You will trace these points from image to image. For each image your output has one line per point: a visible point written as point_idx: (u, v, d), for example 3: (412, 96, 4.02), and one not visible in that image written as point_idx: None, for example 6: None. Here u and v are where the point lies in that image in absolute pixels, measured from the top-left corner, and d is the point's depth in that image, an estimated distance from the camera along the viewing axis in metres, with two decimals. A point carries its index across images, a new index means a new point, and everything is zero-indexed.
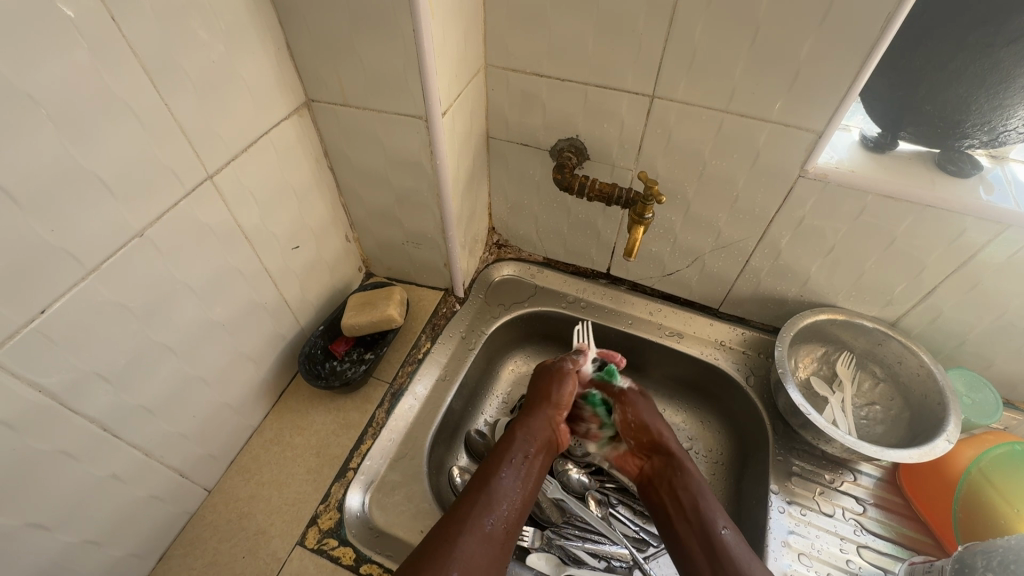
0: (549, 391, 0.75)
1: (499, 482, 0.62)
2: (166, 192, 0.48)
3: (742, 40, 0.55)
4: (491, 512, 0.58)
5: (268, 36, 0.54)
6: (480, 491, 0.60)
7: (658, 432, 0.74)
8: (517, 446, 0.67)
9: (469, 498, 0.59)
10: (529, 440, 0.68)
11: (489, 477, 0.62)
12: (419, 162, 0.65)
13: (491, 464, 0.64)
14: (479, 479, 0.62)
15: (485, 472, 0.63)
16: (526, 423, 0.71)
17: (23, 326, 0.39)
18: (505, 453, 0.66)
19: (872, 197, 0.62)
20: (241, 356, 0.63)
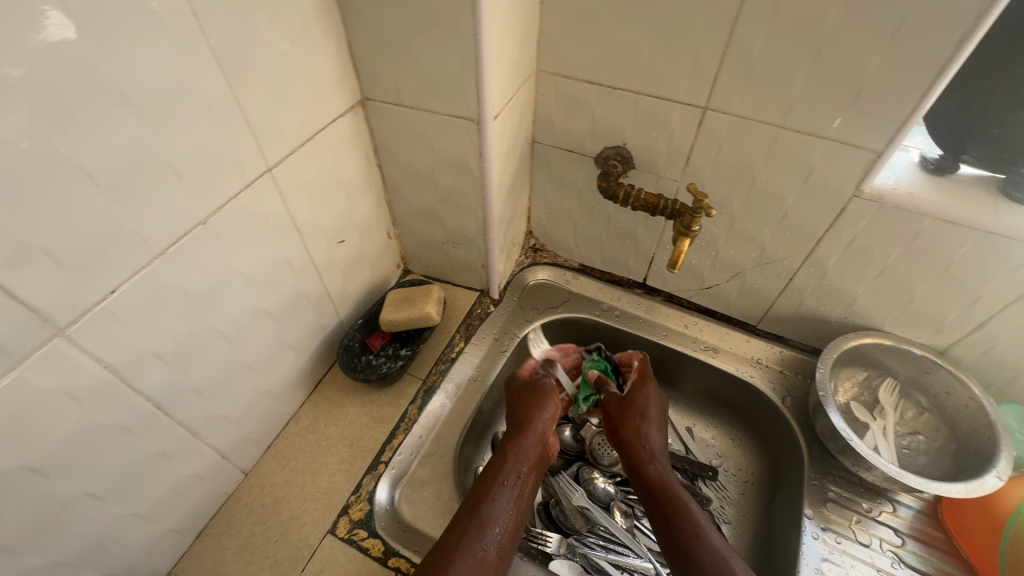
0: (534, 401, 0.71)
1: (491, 505, 0.58)
2: (230, 182, 0.49)
3: (804, 55, 0.54)
4: (485, 540, 0.54)
5: (331, 36, 0.56)
6: (473, 516, 0.56)
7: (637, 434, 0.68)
8: (510, 466, 0.63)
9: (460, 523, 0.56)
10: (521, 459, 0.64)
11: (481, 500, 0.58)
12: (466, 163, 0.65)
13: (481, 486, 0.60)
14: (470, 499, 0.59)
15: (475, 495, 0.59)
16: (516, 440, 0.66)
17: (96, 304, 0.41)
18: (495, 472, 0.62)
19: (929, 221, 0.60)
20: (284, 344, 0.65)
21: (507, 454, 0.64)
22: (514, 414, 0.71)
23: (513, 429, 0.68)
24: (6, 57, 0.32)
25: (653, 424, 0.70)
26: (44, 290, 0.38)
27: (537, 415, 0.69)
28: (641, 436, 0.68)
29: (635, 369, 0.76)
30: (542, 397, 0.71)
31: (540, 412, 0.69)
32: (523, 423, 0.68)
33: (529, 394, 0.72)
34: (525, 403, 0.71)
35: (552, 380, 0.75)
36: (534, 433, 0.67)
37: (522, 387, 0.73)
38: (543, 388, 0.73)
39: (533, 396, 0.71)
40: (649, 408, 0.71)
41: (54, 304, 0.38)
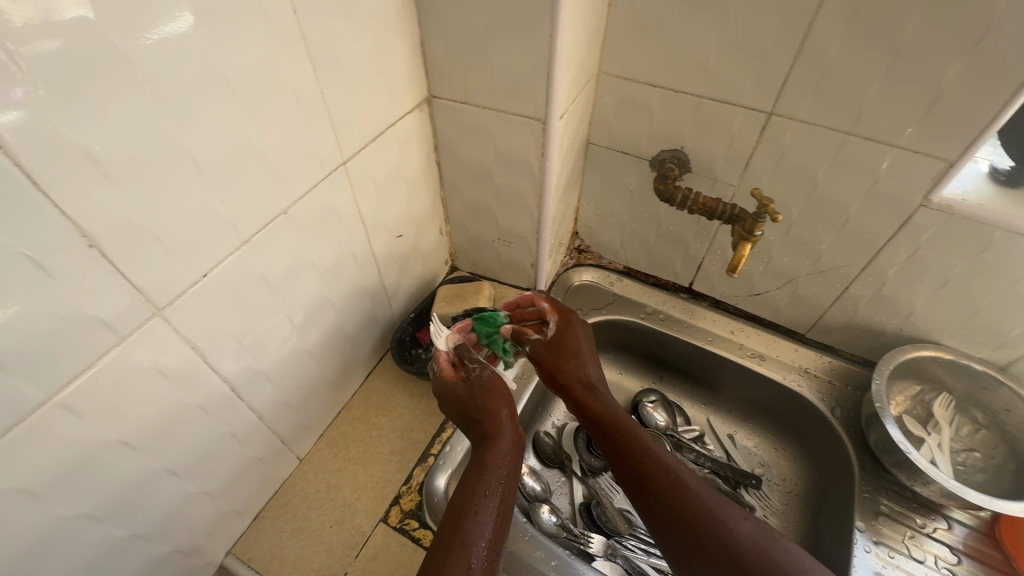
0: (485, 398, 0.59)
1: (474, 518, 0.48)
2: (309, 173, 0.51)
3: (881, 61, 0.53)
4: (473, 559, 0.45)
5: (407, 33, 0.57)
6: (453, 538, 0.46)
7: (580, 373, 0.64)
8: (487, 474, 0.52)
9: (440, 550, 0.46)
10: (500, 461, 0.53)
11: (460, 518, 0.48)
12: (527, 162, 0.66)
13: (455, 503, 0.50)
14: (448, 523, 0.48)
15: (454, 514, 0.49)
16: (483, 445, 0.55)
17: (190, 286, 0.43)
18: (470, 486, 0.51)
19: (1000, 233, 0.59)
20: (342, 334, 0.66)
21: (483, 461, 0.53)
22: (470, 419, 0.59)
23: (476, 436, 0.57)
24: (135, 47, 0.33)
25: (586, 356, 0.66)
26: (147, 270, 0.39)
27: (500, 411, 0.58)
28: (581, 371, 0.65)
29: (548, 310, 0.69)
30: (495, 390, 0.60)
31: (501, 407, 0.58)
32: (488, 424, 0.56)
33: (481, 393, 0.60)
34: (479, 403, 0.58)
35: (488, 369, 0.62)
36: (505, 429, 0.56)
37: (468, 391, 0.60)
38: (488, 381, 0.61)
39: (485, 394, 0.59)
40: (578, 345, 0.66)
41: (155, 283, 0.40)
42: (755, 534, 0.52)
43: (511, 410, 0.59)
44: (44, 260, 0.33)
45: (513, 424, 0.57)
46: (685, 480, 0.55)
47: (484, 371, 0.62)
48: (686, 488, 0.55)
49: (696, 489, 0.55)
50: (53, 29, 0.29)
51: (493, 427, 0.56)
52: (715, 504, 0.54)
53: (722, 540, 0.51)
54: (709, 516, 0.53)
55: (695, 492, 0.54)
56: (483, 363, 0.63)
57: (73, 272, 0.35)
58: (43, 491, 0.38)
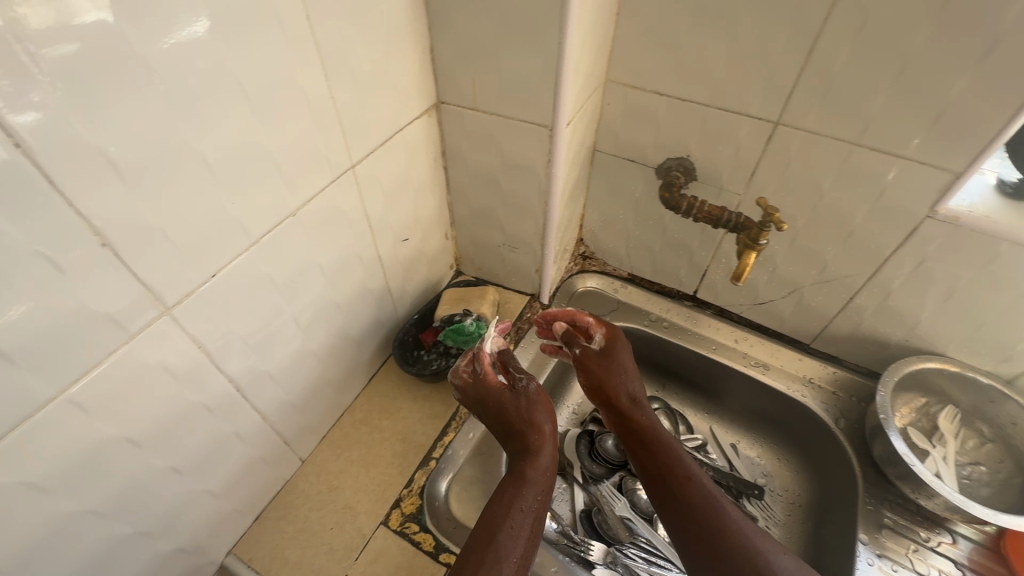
0: (530, 410, 0.59)
1: (505, 533, 0.50)
2: (318, 176, 0.51)
3: (888, 73, 0.54)
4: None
5: (417, 39, 0.58)
6: (487, 551, 0.48)
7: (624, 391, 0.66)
8: (526, 490, 0.53)
9: (475, 561, 0.47)
10: (538, 477, 0.54)
11: (495, 530, 0.50)
12: (533, 168, 0.67)
13: (489, 517, 0.51)
14: (482, 531, 0.50)
15: (489, 527, 0.50)
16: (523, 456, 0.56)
17: (199, 286, 0.43)
18: (507, 502, 0.52)
19: (1006, 245, 0.58)
20: (346, 336, 0.67)
21: (521, 477, 0.54)
22: (511, 429, 0.59)
23: (517, 448, 0.58)
24: (152, 49, 0.34)
25: (631, 375, 0.67)
26: (158, 268, 0.40)
27: (544, 425, 0.58)
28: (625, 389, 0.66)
29: (595, 322, 0.72)
30: (539, 402, 0.60)
31: (542, 418, 0.59)
32: (531, 437, 0.57)
33: (526, 405, 0.59)
34: (523, 414, 0.59)
35: (534, 381, 0.62)
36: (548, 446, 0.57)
37: (513, 400, 0.60)
38: (533, 394, 0.61)
39: (530, 406, 0.59)
40: (624, 360, 0.68)
41: (165, 283, 0.41)
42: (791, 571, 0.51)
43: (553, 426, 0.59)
44: (58, 258, 0.34)
45: (554, 439, 0.58)
46: (725, 511, 0.55)
47: (529, 383, 0.61)
48: (725, 519, 0.54)
49: (734, 521, 0.54)
50: (73, 31, 0.30)
51: (534, 441, 0.57)
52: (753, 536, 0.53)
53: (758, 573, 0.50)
54: (745, 550, 0.52)
55: (734, 524, 0.54)
56: (529, 373, 0.63)
57: (86, 270, 0.35)
58: (51, 486, 0.39)
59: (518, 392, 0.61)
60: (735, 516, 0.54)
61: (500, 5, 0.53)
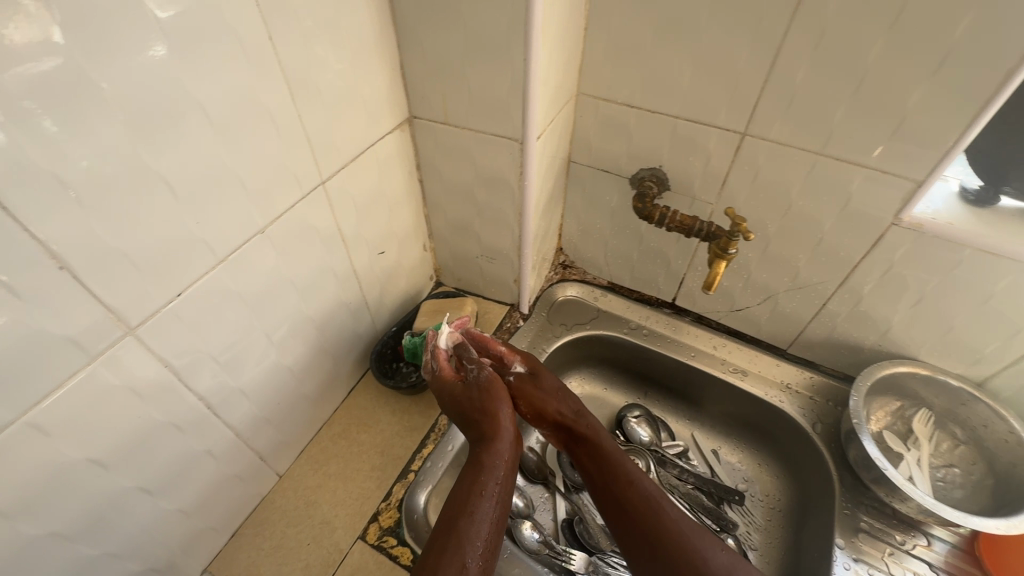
0: (486, 399, 0.62)
1: (466, 517, 0.53)
2: (287, 194, 0.52)
3: (848, 85, 0.55)
4: (466, 559, 0.50)
5: (386, 56, 0.58)
6: (449, 535, 0.52)
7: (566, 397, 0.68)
8: (484, 476, 0.57)
9: (438, 545, 0.51)
10: (497, 463, 0.58)
11: (457, 517, 0.53)
12: (506, 181, 0.67)
13: (450, 506, 0.55)
14: (446, 517, 0.54)
15: (449, 515, 0.54)
16: (480, 444, 0.60)
17: (163, 306, 0.43)
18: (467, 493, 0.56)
19: (969, 251, 0.60)
20: (322, 350, 0.67)
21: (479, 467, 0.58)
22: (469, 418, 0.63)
23: (476, 435, 0.61)
24: (106, 73, 0.34)
25: (563, 394, 0.67)
26: (119, 290, 0.40)
27: (499, 412, 0.62)
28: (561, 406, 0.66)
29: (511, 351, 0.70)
30: (493, 391, 0.63)
31: (500, 407, 0.62)
32: (486, 426, 0.60)
33: (480, 393, 0.63)
34: (479, 404, 0.62)
35: (487, 370, 0.66)
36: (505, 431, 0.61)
37: (467, 390, 0.63)
38: (487, 381, 0.64)
39: (484, 395, 0.63)
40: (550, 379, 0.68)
41: (128, 303, 0.41)
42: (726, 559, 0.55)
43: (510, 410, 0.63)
44: (14, 282, 0.34)
45: (510, 427, 0.61)
46: (665, 507, 0.58)
47: (481, 372, 0.65)
48: (665, 514, 0.58)
49: (675, 515, 0.57)
50: (22, 58, 0.30)
51: (490, 427, 0.60)
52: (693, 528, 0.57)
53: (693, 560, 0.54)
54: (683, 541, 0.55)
55: (674, 517, 0.57)
56: (482, 364, 0.67)
57: (43, 293, 0.35)
58: (13, 510, 0.38)
59: (473, 382, 0.64)
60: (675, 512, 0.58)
61: (466, 22, 0.54)
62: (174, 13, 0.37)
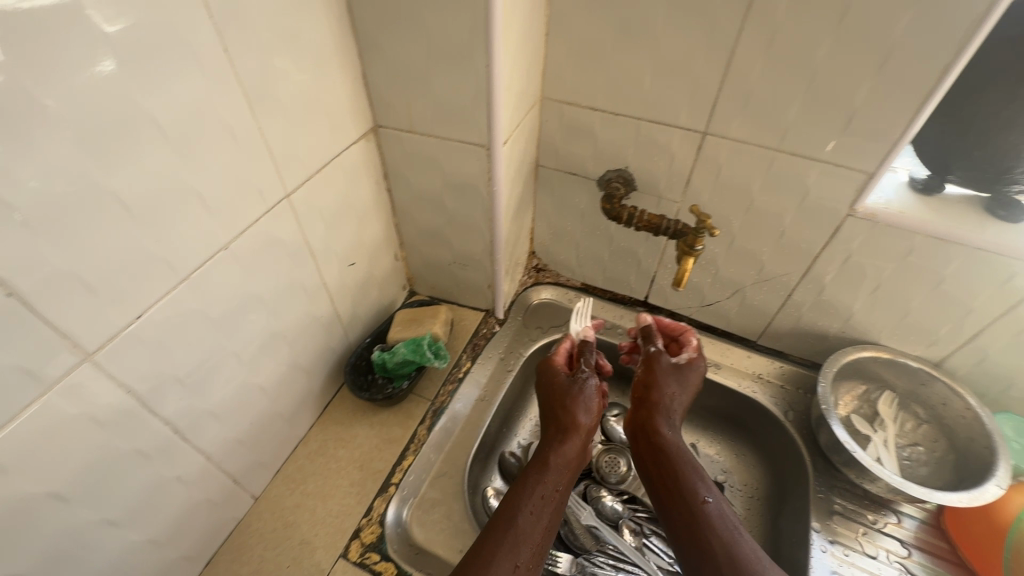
0: (573, 403, 0.67)
1: (523, 515, 0.56)
2: (251, 208, 0.51)
3: (799, 83, 0.57)
4: (520, 556, 0.53)
5: (347, 65, 0.58)
6: (507, 531, 0.54)
7: (659, 401, 0.68)
8: (548, 477, 0.61)
9: (494, 537, 0.54)
10: (562, 467, 0.63)
11: (514, 512, 0.56)
12: (475, 187, 0.68)
13: (510, 498, 0.58)
14: (505, 509, 0.57)
15: (509, 508, 0.57)
16: (557, 443, 0.64)
17: (122, 329, 0.42)
18: (534, 489, 0.59)
19: (919, 238, 0.63)
20: (294, 366, 0.65)
21: (547, 463, 0.63)
22: (552, 413, 0.68)
23: (549, 431, 0.66)
24: (49, 90, 0.33)
25: (677, 395, 0.69)
26: (73, 314, 0.38)
27: (580, 417, 0.66)
28: (662, 408, 0.68)
29: (693, 345, 0.74)
30: (581, 398, 0.67)
31: (581, 413, 0.66)
32: (566, 424, 0.65)
33: (572, 398, 0.67)
34: (564, 403, 0.67)
35: (594, 380, 0.70)
36: (578, 438, 0.65)
37: (565, 387, 0.69)
38: (585, 392, 0.68)
39: (575, 400, 0.67)
40: (690, 381, 0.71)
41: (84, 328, 0.39)
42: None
43: (590, 420, 0.67)
44: None
45: (585, 433, 0.66)
46: (741, 537, 0.54)
47: (591, 379, 0.69)
48: (741, 544, 0.53)
49: (752, 547, 0.53)
50: None
51: (568, 429, 0.65)
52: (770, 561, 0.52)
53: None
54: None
55: (749, 549, 0.53)
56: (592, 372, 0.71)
57: None
58: None
59: (567, 383, 0.69)
60: (756, 546, 0.53)
61: (427, 29, 0.54)
62: (123, 26, 0.35)
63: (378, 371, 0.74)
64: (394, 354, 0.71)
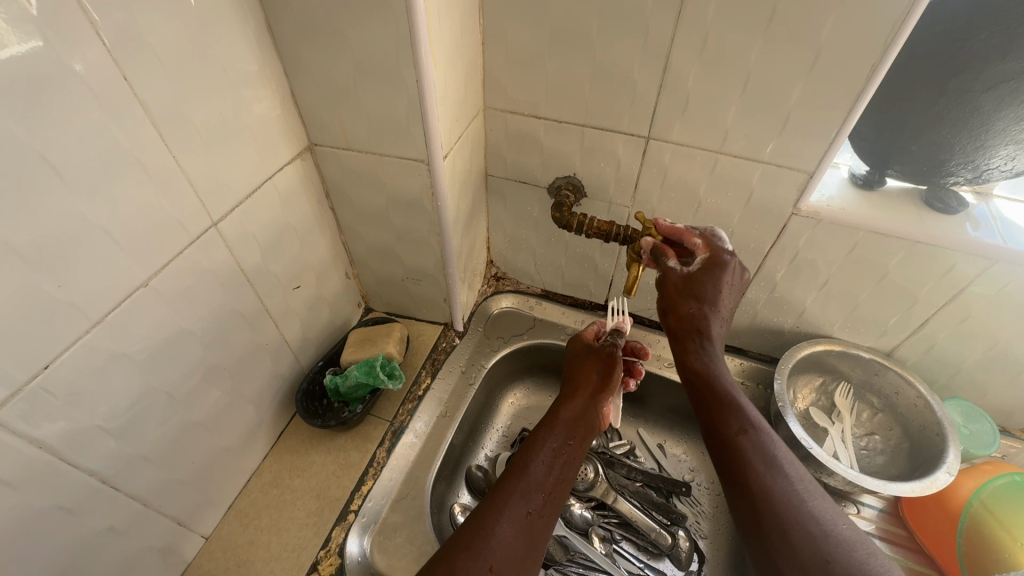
0: (592, 368, 0.72)
1: (537, 462, 0.60)
2: (172, 240, 0.48)
3: (734, 86, 0.57)
4: (531, 503, 0.56)
5: (273, 84, 0.56)
6: (519, 477, 0.57)
7: (686, 325, 0.59)
8: (558, 431, 0.64)
9: (508, 483, 0.57)
10: (573, 423, 0.66)
11: (526, 461, 0.59)
12: (420, 203, 0.66)
13: (524, 446, 0.62)
14: (518, 458, 0.60)
15: (524, 456, 0.60)
16: (570, 400, 0.68)
17: (27, 382, 0.39)
18: (551, 439, 0.63)
19: (862, 234, 0.63)
20: (240, 398, 0.63)
21: (561, 419, 0.66)
22: (570, 380, 0.72)
23: (563, 393, 0.70)
24: None
25: (707, 311, 0.58)
26: None
27: (591, 379, 0.71)
28: (691, 330, 0.59)
29: (699, 247, 0.60)
30: (595, 363, 0.73)
31: (595, 375, 0.71)
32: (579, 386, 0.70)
33: (585, 363, 0.73)
34: (583, 369, 0.72)
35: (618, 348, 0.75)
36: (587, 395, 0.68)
37: (585, 354, 0.75)
38: (607, 357, 0.73)
39: (590, 365, 0.72)
40: (716, 290, 0.58)
41: None
42: (839, 528, 0.45)
43: (603, 380, 0.71)
44: None
45: (597, 392, 0.69)
46: (778, 470, 0.49)
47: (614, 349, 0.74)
48: (778, 477, 0.49)
49: (787, 480, 0.49)
50: None
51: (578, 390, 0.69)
52: (807, 493, 0.48)
53: (802, 532, 0.45)
54: (786, 506, 0.47)
55: (784, 483, 0.48)
56: (615, 343, 0.75)
57: None
58: None
59: (586, 352, 0.75)
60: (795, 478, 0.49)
61: (353, 45, 0.52)
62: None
63: (331, 395, 0.71)
64: (346, 378, 0.69)
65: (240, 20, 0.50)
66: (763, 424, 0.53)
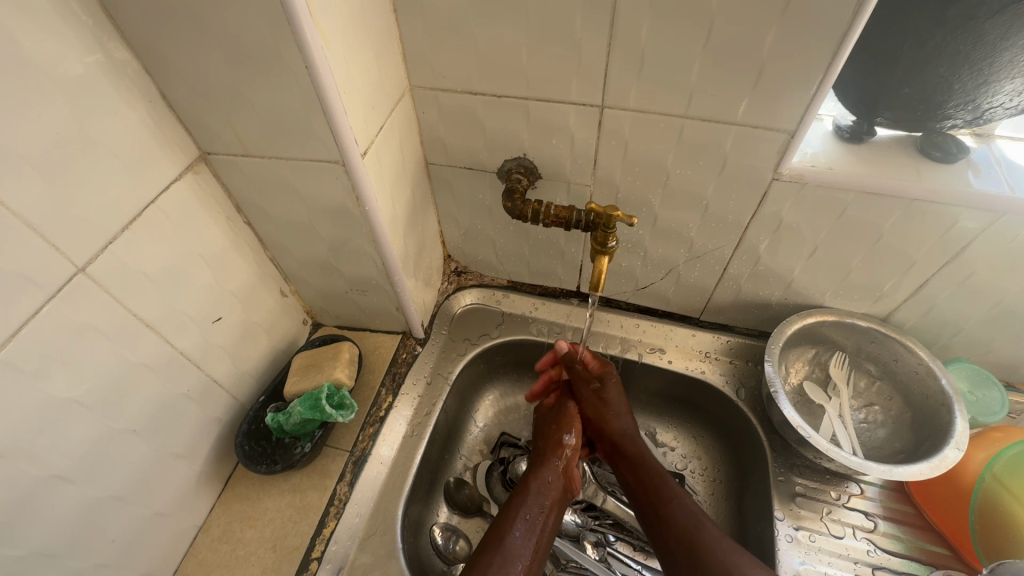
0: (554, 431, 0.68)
1: (518, 542, 0.56)
2: (21, 302, 0.39)
3: (694, 39, 0.48)
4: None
5: (133, 88, 0.45)
6: (495, 551, 0.54)
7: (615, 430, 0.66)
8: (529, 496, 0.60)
9: (485, 559, 0.54)
10: (542, 488, 0.62)
11: (502, 534, 0.56)
12: (346, 210, 0.56)
13: (502, 518, 0.58)
14: (494, 531, 0.57)
15: (504, 533, 0.56)
16: (534, 471, 0.63)
17: None
18: (528, 508, 0.59)
19: (853, 195, 0.55)
20: (167, 456, 0.55)
21: (540, 484, 0.62)
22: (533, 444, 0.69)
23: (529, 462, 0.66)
24: None
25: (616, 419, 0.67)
26: None
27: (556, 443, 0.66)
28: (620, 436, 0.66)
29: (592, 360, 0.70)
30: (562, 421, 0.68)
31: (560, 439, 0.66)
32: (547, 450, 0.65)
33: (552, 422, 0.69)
34: (547, 432, 0.68)
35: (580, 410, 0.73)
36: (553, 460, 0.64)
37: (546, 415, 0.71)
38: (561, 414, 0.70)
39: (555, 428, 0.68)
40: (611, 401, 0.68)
41: None
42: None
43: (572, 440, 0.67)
44: None
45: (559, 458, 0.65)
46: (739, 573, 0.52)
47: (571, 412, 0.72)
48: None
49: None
50: None
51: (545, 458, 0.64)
52: None
53: None
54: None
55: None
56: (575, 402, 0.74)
57: None
58: None
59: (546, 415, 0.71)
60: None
61: (218, 30, 0.42)
62: None
63: (275, 433, 0.64)
64: (289, 415, 0.62)
65: (67, 15, 0.39)
66: (709, 525, 0.57)
